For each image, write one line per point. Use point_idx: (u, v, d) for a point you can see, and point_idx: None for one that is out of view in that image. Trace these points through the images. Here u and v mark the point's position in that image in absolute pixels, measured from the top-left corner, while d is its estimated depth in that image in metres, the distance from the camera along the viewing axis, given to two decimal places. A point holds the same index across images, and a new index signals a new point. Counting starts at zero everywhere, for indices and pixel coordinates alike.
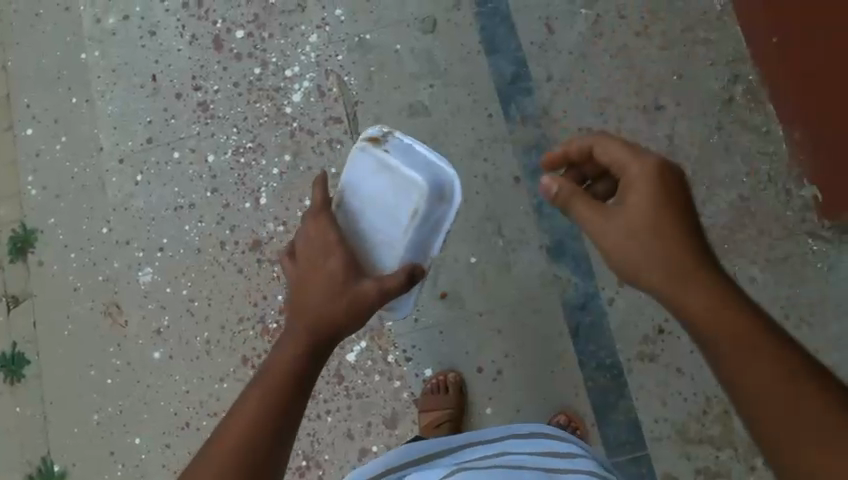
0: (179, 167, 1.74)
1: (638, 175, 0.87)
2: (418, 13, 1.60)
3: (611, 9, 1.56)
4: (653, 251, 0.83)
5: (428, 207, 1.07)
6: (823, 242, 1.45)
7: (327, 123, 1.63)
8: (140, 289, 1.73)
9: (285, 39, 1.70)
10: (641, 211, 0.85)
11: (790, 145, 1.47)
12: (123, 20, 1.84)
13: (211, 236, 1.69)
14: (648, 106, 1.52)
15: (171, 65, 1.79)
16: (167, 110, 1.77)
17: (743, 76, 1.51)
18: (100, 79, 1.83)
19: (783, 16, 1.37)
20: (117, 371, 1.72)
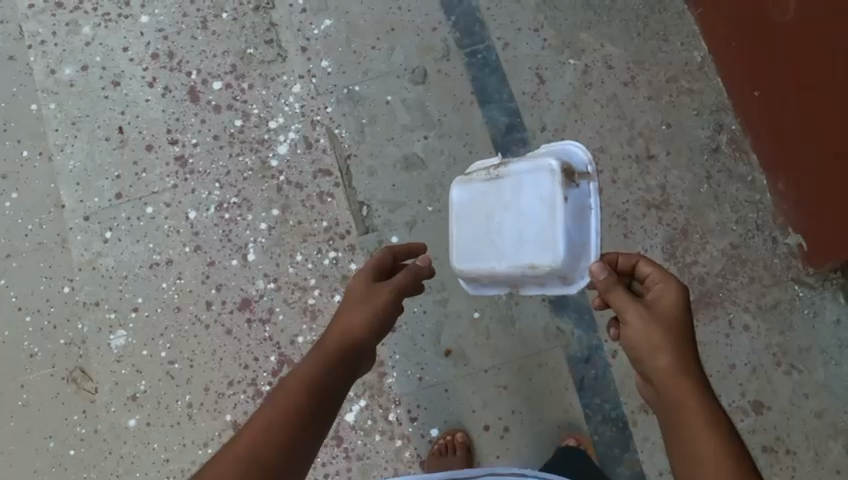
0: (152, 222, 1.66)
1: (668, 292, 0.98)
2: (407, 64, 1.57)
3: (598, 59, 1.57)
4: (668, 355, 0.92)
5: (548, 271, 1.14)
6: (808, 289, 1.50)
7: (316, 175, 1.59)
8: (112, 353, 1.63)
9: (267, 89, 1.66)
10: (670, 322, 0.95)
11: (774, 195, 1.51)
12: (82, 70, 1.76)
13: (190, 294, 1.62)
14: (641, 155, 1.52)
15: (139, 116, 1.72)
16: (137, 163, 1.70)
17: (726, 126, 1.55)
18: (57, 132, 1.74)
19: (767, 71, 1.44)
20: (83, 440, 1.60)
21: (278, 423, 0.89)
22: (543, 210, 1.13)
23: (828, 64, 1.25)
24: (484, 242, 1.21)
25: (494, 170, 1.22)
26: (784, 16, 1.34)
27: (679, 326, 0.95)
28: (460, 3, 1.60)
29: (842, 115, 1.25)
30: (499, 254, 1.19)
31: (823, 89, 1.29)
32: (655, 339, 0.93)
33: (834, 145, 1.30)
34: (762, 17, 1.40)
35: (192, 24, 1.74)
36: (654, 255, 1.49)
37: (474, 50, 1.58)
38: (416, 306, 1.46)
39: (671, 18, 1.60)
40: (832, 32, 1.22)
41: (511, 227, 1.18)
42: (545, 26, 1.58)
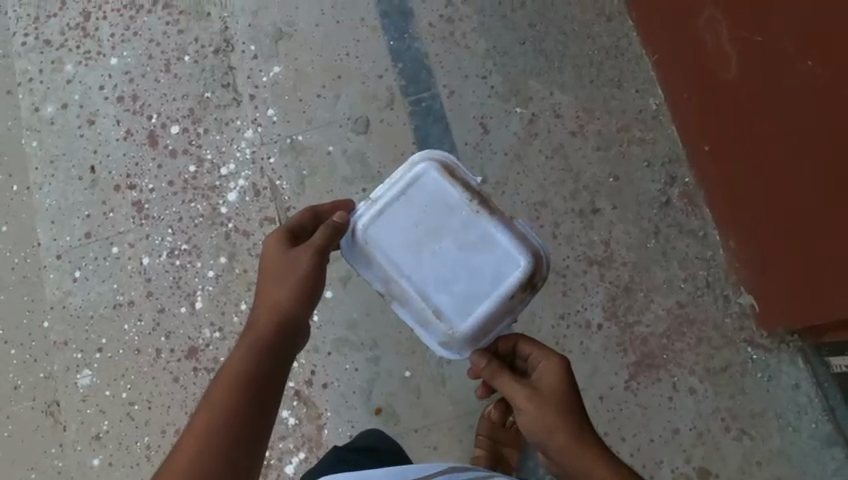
0: (117, 263, 1.69)
1: (547, 368, 0.99)
2: (351, 112, 1.55)
3: (546, 107, 1.53)
4: (567, 431, 0.93)
5: (445, 326, 1.02)
6: (761, 351, 1.42)
7: (263, 224, 1.60)
8: (78, 394, 1.65)
9: (221, 133, 1.68)
10: (557, 398, 0.96)
11: (727, 253, 1.45)
12: (61, 108, 1.80)
13: (150, 336, 1.64)
14: (585, 210, 1.49)
15: (109, 156, 1.75)
16: (106, 203, 1.72)
17: (679, 178, 1.49)
18: (37, 170, 1.77)
19: (716, 126, 1.38)
20: (59, 474, 1.62)
21: (214, 422, 0.88)
22: (485, 283, 1.01)
23: (774, 126, 1.19)
24: (408, 245, 1.02)
25: (476, 202, 1.02)
26: (727, 74, 1.28)
27: (566, 399, 0.96)
28: (408, 49, 1.58)
29: (793, 179, 1.19)
30: (410, 275, 1.02)
31: (769, 151, 1.23)
32: (549, 420, 0.94)
33: (787, 209, 1.23)
34: (708, 72, 1.34)
35: (156, 67, 1.77)
36: (594, 315, 1.46)
37: (418, 98, 1.55)
38: (348, 364, 1.46)
39: (626, 63, 1.55)
40: (776, 94, 1.15)
41: (451, 259, 1.01)
42: (493, 73, 1.55)
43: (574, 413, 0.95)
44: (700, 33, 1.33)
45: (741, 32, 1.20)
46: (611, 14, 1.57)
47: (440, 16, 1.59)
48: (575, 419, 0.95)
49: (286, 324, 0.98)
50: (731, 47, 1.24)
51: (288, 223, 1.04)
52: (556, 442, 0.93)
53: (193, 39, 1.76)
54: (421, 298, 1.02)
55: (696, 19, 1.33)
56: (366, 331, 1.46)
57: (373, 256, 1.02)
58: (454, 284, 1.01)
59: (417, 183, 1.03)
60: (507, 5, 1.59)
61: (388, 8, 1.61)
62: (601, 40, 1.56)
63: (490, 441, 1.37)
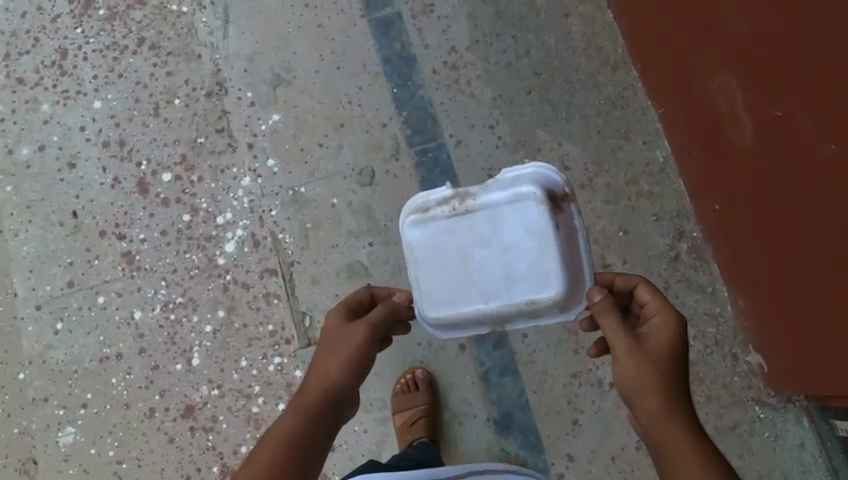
0: (103, 314, 1.63)
1: (659, 321, 0.91)
2: (354, 163, 1.51)
3: (555, 158, 1.51)
4: (658, 391, 0.85)
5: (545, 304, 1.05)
6: (769, 408, 1.42)
7: (262, 275, 1.54)
8: (59, 452, 1.58)
9: (216, 182, 1.61)
10: (661, 353, 0.88)
11: (735, 309, 1.45)
12: (38, 150, 1.72)
13: (139, 389, 1.58)
14: (596, 265, 1.48)
15: (93, 201, 1.68)
16: (90, 250, 1.66)
17: (687, 232, 1.48)
18: (12, 216, 1.70)
19: (727, 189, 1.36)
20: None
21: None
22: (532, 241, 1.05)
23: (789, 202, 1.18)
24: (456, 281, 1.08)
25: (458, 202, 1.07)
26: (741, 141, 1.27)
27: (671, 359, 0.87)
28: (412, 97, 1.54)
29: (806, 256, 1.18)
30: (487, 295, 1.07)
31: (782, 224, 1.22)
32: (642, 374, 0.86)
33: (798, 282, 1.23)
34: (721, 135, 1.33)
35: (144, 110, 1.70)
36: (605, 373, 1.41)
37: (424, 148, 1.51)
38: (356, 425, 1.42)
39: (632, 113, 1.53)
40: (795, 174, 1.14)
41: (491, 258, 1.06)
42: (500, 123, 1.52)
43: (674, 375, 0.86)
44: (713, 97, 1.31)
45: (757, 105, 1.18)
46: (616, 63, 1.55)
47: (444, 63, 1.56)
48: (672, 383, 0.86)
49: (336, 396, 0.95)
50: (746, 116, 1.23)
51: (346, 300, 1.04)
52: (644, 402, 0.85)
53: (183, 81, 1.69)
54: (510, 301, 1.06)
55: (708, 83, 1.31)
56: (374, 391, 1.43)
57: (453, 309, 1.08)
58: (514, 276, 1.06)
59: (413, 235, 1.09)
60: (512, 53, 1.56)
61: (391, 54, 1.57)
62: (607, 89, 1.54)
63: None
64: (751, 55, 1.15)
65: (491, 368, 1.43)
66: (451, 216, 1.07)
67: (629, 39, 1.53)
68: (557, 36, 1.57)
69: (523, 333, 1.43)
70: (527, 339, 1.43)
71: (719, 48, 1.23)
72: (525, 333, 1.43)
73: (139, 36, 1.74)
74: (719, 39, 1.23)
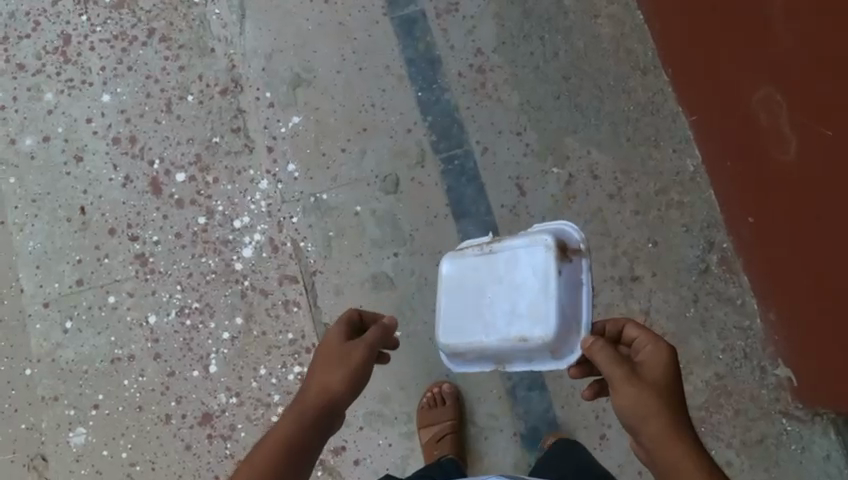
0: (114, 314, 1.58)
1: (649, 349, 0.90)
2: (378, 170, 1.48)
3: (583, 168, 1.47)
4: (665, 421, 0.84)
5: (539, 345, 1.04)
6: (797, 423, 1.41)
7: (282, 282, 1.50)
8: (70, 453, 1.54)
9: (232, 183, 1.57)
10: (659, 384, 0.87)
11: (765, 323, 1.43)
12: (43, 141, 1.66)
13: (153, 392, 1.55)
14: (624, 277, 1.45)
15: (102, 197, 1.63)
16: (99, 248, 1.61)
17: (717, 244, 1.46)
18: (16, 209, 1.65)
19: (764, 202, 1.34)
20: None
21: None
22: (534, 281, 1.05)
23: (833, 224, 1.15)
24: (467, 313, 1.10)
25: (489, 244, 1.11)
26: (783, 157, 1.23)
27: (669, 388, 0.87)
28: (437, 101, 1.50)
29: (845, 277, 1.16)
30: (489, 328, 1.08)
31: (822, 243, 1.19)
32: (648, 406, 0.85)
33: (837, 303, 1.20)
34: (760, 148, 1.30)
35: (156, 106, 1.65)
36: None
37: (450, 155, 1.48)
38: (381, 439, 1.41)
39: (663, 120, 1.50)
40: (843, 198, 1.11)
41: (500, 294, 1.08)
42: (529, 129, 1.48)
43: (674, 404, 0.86)
44: (754, 109, 1.28)
45: (802, 122, 1.15)
46: (646, 67, 1.52)
47: (470, 65, 1.52)
48: (674, 412, 0.85)
49: (330, 416, 0.93)
50: (790, 133, 1.20)
51: (352, 313, 1.02)
52: (650, 433, 0.84)
53: (196, 76, 1.63)
54: (508, 336, 1.06)
55: (750, 95, 1.28)
56: (399, 405, 1.41)
57: (458, 339, 1.10)
58: (516, 312, 1.06)
59: (446, 267, 1.13)
60: (540, 56, 1.52)
61: (415, 55, 1.53)
62: (637, 95, 1.51)
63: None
64: (802, 71, 1.11)
65: (518, 382, 1.41)
66: (480, 254, 1.11)
67: (662, 45, 1.50)
68: (586, 38, 1.53)
69: None
70: None
71: (767, 61, 1.19)
72: None
73: (149, 27, 1.68)
74: (766, 52, 1.19)
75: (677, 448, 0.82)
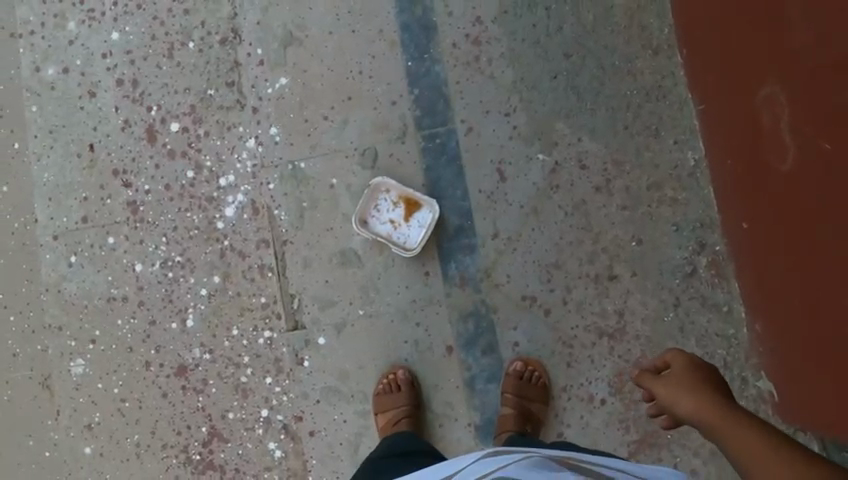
0: (112, 255, 1.60)
1: (680, 359, 1.07)
2: (358, 142, 1.45)
3: (571, 155, 1.39)
4: (692, 396, 1.00)
5: (398, 239, 1.39)
6: None
7: (259, 246, 1.50)
8: (72, 381, 1.59)
9: (221, 139, 1.55)
10: (690, 373, 1.04)
11: (752, 334, 1.33)
12: (62, 71, 1.65)
13: (143, 334, 1.57)
14: (601, 275, 1.38)
15: (109, 135, 1.62)
16: (103, 187, 1.61)
17: (709, 246, 1.37)
18: (35, 138, 1.65)
19: (759, 208, 1.22)
20: (56, 445, 1.57)
21: None
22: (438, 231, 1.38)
23: (828, 247, 1.03)
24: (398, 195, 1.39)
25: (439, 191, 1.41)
26: (782, 165, 1.10)
27: (691, 369, 1.05)
28: (427, 73, 1.44)
29: (834, 307, 1.04)
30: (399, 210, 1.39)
31: (814, 262, 1.07)
32: (676, 392, 1.02)
33: (823, 330, 1.09)
34: (759, 148, 1.17)
35: (158, 50, 1.62)
36: (598, 389, 1.37)
37: (433, 133, 1.42)
38: (337, 415, 1.44)
39: (667, 107, 1.39)
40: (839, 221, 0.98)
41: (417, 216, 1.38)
42: (518, 111, 1.41)
43: (698, 377, 1.03)
44: (755, 106, 1.15)
45: (803, 132, 1.02)
46: (659, 46, 1.40)
47: (466, 35, 1.43)
48: (703, 388, 1.00)
49: None
50: (790, 139, 1.06)
51: None
52: (681, 407, 0.99)
53: (198, 23, 1.60)
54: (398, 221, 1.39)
55: (754, 89, 1.14)
56: (357, 384, 1.43)
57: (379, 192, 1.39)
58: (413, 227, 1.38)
59: (385, 184, 1.39)
60: (542, 28, 1.42)
61: (410, 20, 1.46)
62: (643, 78, 1.40)
63: (516, 398, 1.34)
64: (806, 72, 0.98)
65: (478, 374, 1.39)
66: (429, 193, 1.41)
67: (679, 21, 1.37)
68: (597, 11, 1.42)
69: (515, 342, 1.38)
70: (519, 348, 1.38)
71: (774, 56, 1.05)
72: (517, 342, 1.38)
73: None
74: (773, 44, 1.05)
75: (695, 393, 1.00)
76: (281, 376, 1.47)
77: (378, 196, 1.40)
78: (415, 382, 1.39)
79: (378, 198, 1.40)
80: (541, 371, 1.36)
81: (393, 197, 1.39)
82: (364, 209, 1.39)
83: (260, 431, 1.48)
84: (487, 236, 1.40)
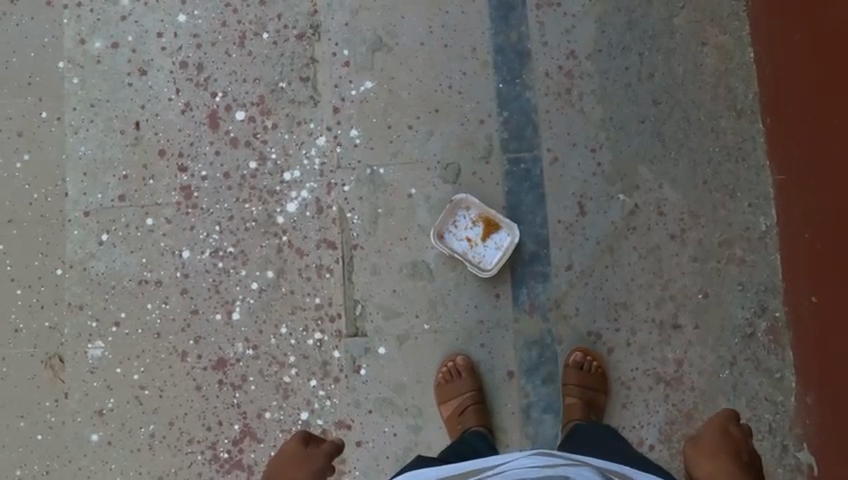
0: (149, 237, 1.54)
1: (721, 430, 1.06)
2: (441, 156, 1.47)
3: (651, 200, 1.43)
4: (711, 456, 1.01)
5: (474, 257, 1.40)
6: None
7: (319, 245, 1.48)
8: (87, 363, 1.51)
9: (290, 133, 1.52)
10: (719, 437, 1.05)
11: (799, 404, 1.37)
12: (111, 46, 1.59)
13: (175, 322, 1.51)
14: (665, 322, 1.40)
15: (158, 115, 1.57)
16: (147, 167, 1.56)
17: (770, 310, 1.40)
18: (74, 111, 1.58)
19: (825, 286, 1.25)
20: (51, 428, 1.49)
21: None
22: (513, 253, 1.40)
23: None
24: (477, 216, 1.41)
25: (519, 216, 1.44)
26: None
27: (724, 435, 1.06)
28: (517, 97, 1.47)
29: None
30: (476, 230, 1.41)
31: None
32: (698, 446, 1.04)
33: None
34: (831, 226, 1.21)
35: (229, 37, 1.57)
36: (648, 434, 1.38)
37: (517, 158, 1.46)
38: (387, 427, 1.41)
39: (746, 169, 1.44)
40: None
41: (494, 237, 1.41)
42: (603, 148, 1.45)
43: (727, 446, 1.03)
44: (839, 189, 1.17)
45: None
46: (743, 109, 1.45)
47: (559, 66, 1.47)
48: (727, 456, 1.01)
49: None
50: None
51: (305, 437, 1.14)
52: (696, 455, 1.02)
53: (275, 14, 1.56)
54: (475, 240, 1.41)
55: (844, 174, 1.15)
56: (411, 398, 1.42)
57: (460, 209, 1.41)
58: (489, 247, 1.40)
59: (467, 201, 1.41)
60: (634, 72, 1.47)
61: (505, 43, 1.49)
62: (726, 137, 1.45)
63: (580, 388, 1.35)
64: None
65: (534, 403, 1.39)
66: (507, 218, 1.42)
67: (766, 89, 1.43)
68: (687, 65, 1.47)
69: None
70: None
71: None
72: None
73: None
74: None
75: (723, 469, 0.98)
76: (327, 380, 1.45)
77: (458, 213, 1.42)
78: (483, 392, 1.39)
79: (456, 214, 1.42)
80: (599, 361, 1.38)
81: (472, 215, 1.41)
82: (443, 224, 1.41)
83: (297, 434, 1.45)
84: (560, 266, 1.42)
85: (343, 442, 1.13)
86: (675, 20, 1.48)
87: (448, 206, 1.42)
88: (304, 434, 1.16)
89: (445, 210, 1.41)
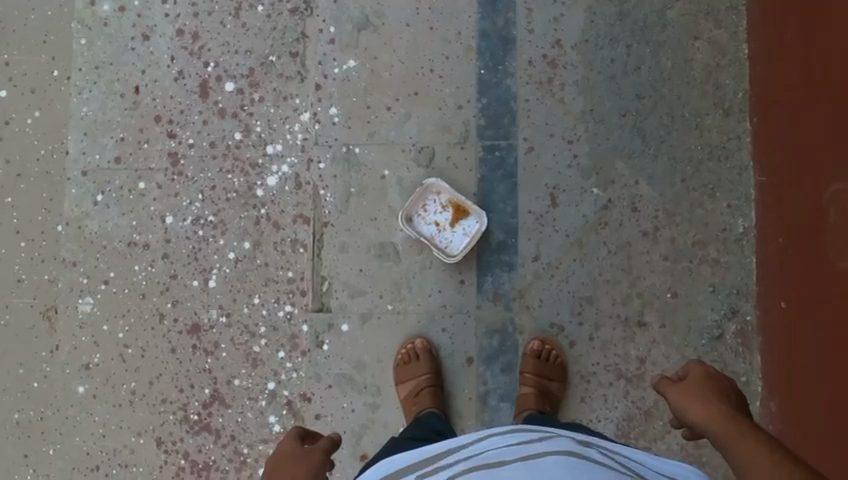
0: (140, 200, 1.56)
1: (699, 369, 0.86)
2: (418, 139, 1.48)
3: (626, 196, 1.42)
4: (702, 403, 0.79)
5: (441, 241, 1.41)
6: None
7: (295, 220, 1.50)
8: (77, 317, 1.56)
9: (276, 107, 1.54)
10: (703, 378, 0.84)
11: (763, 410, 1.35)
12: (118, 10, 1.62)
13: (156, 284, 1.54)
14: (631, 319, 1.40)
15: (156, 81, 1.59)
16: (142, 130, 1.58)
17: (741, 313, 1.39)
18: (79, 72, 1.62)
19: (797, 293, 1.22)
20: (46, 377, 1.54)
21: None
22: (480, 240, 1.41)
23: None
24: (447, 201, 1.42)
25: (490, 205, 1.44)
26: (838, 263, 1.07)
27: (707, 378, 0.84)
28: (498, 84, 1.47)
29: None
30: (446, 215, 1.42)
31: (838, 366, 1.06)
32: (686, 395, 0.81)
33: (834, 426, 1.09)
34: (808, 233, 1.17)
35: (225, 7, 1.58)
36: (605, 428, 1.38)
37: (493, 145, 1.46)
38: (345, 403, 1.45)
39: (728, 170, 1.41)
40: None
41: (463, 223, 1.41)
42: (581, 140, 1.44)
43: (715, 387, 0.82)
44: (820, 197, 1.13)
45: None
46: (730, 108, 1.42)
47: (543, 55, 1.46)
48: (718, 398, 0.80)
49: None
50: None
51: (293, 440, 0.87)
52: (693, 412, 0.79)
53: None
54: (443, 225, 1.42)
55: (825, 181, 1.11)
56: (371, 376, 1.45)
57: (431, 194, 1.43)
58: (457, 233, 1.41)
59: (438, 187, 1.42)
60: (620, 64, 1.45)
61: (491, 29, 1.48)
62: (710, 136, 1.42)
63: (536, 378, 1.35)
64: None
65: (492, 390, 1.41)
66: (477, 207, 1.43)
67: (756, 89, 1.39)
68: (676, 60, 1.44)
69: None
70: None
71: None
72: None
73: None
74: None
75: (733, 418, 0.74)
76: (295, 352, 1.48)
77: (429, 198, 1.43)
78: (440, 375, 1.40)
79: (427, 199, 1.43)
80: (557, 350, 1.39)
81: (443, 200, 1.42)
82: (413, 207, 1.42)
83: (263, 403, 1.48)
84: (527, 256, 1.43)
85: (341, 436, 0.89)
86: (668, 13, 1.45)
87: (419, 189, 1.43)
88: (286, 444, 0.87)
89: (417, 193, 1.42)
